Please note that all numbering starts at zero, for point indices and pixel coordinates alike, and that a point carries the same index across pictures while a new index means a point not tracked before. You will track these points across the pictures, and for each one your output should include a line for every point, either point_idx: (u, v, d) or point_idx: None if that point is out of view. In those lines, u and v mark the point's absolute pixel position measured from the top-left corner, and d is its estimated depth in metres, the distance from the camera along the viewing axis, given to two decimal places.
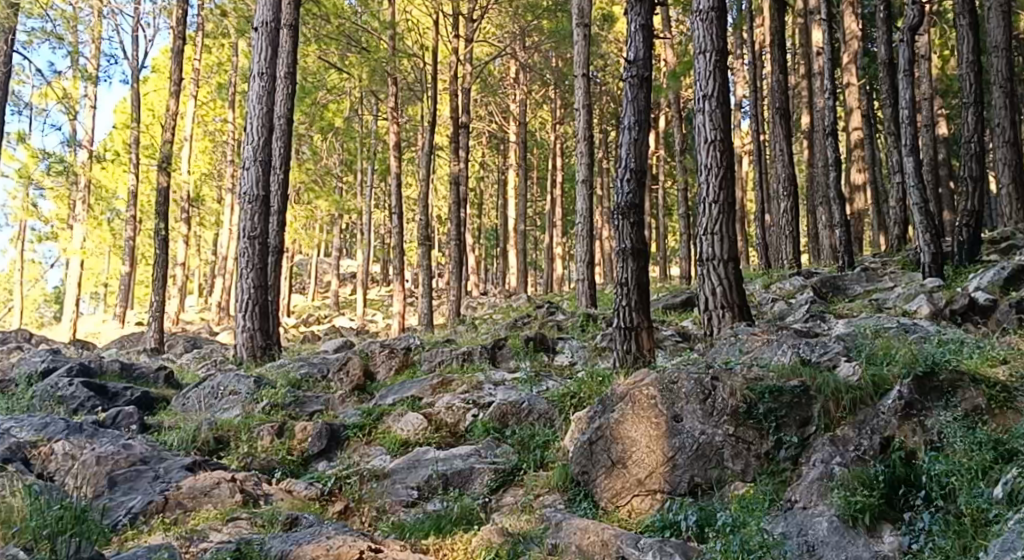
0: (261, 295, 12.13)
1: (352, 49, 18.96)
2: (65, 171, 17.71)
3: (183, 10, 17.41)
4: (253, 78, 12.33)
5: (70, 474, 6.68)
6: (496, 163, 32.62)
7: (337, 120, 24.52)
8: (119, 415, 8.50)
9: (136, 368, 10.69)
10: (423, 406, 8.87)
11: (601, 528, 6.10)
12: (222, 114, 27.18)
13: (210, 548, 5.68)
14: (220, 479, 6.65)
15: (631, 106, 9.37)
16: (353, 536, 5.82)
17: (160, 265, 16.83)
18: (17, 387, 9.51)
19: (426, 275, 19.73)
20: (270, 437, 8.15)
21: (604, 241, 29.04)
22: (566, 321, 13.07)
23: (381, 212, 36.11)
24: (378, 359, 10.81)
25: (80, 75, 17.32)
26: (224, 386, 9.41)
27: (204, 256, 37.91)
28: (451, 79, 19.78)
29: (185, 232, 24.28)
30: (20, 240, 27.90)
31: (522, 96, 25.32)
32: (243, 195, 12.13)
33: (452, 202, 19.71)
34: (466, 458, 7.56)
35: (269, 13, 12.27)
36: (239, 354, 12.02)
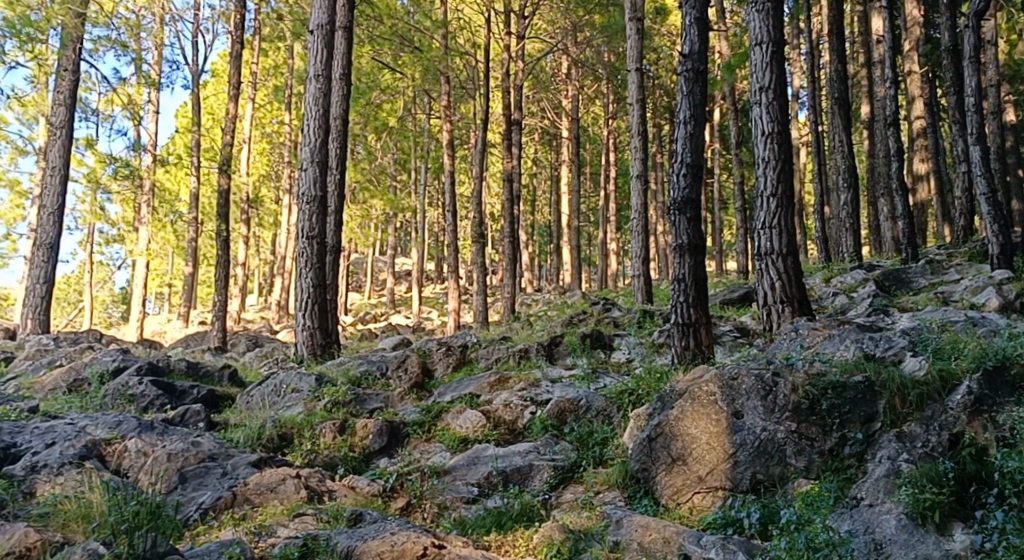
0: (320, 294, 12.30)
1: (405, 49, 19.17)
2: (130, 175, 18.21)
3: (240, 15, 17.70)
4: (309, 80, 12.54)
5: (142, 470, 6.85)
6: (549, 159, 32.63)
7: (392, 119, 24.77)
8: (187, 412, 8.71)
9: (202, 366, 10.93)
10: (481, 404, 8.94)
11: (663, 525, 6.08)
12: (278, 116, 27.91)
13: (278, 543, 5.80)
14: (286, 475, 6.80)
15: (687, 100, 9.25)
16: (416, 533, 5.87)
17: (222, 265, 17.20)
18: (90, 386, 9.79)
19: (481, 273, 19.75)
20: (332, 434, 8.27)
21: (659, 236, 28.85)
22: (622, 317, 13.03)
23: (435, 210, 36.38)
24: (435, 356, 10.90)
25: (143, 81, 17.71)
26: (287, 384, 9.58)
27: (263, 256, 38.59)
28: (503, 77, 19.82)
29: (245, 233, 24.72)
30: (89, 243, 28.72)
31: (575, 92, 25.26)
32: (301, 196, 12.32)
33: (507, 199, 19.74)
34: (526, 455, 7.60)
35: (324, 16, 12.46)
36: (300, 353, 12.21)
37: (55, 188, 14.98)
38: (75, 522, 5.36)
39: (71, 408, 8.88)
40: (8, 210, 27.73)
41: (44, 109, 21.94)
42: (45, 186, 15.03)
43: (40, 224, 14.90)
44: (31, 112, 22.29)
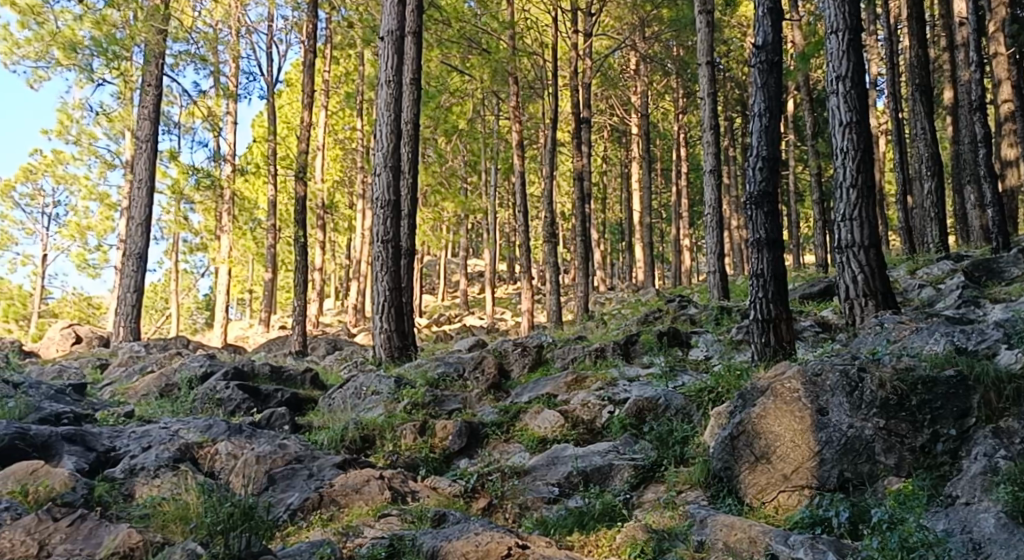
0: (395, 297, 12.47)
1: (474, 51, 19.33)
2: (211, 185, 18.76)
3: (313, 25, 18.04)
4: (380, 86, 12.72)
5: (233, 472, 7.03)
6: (619, 157, 32.48)
7: (461, 122, 24.94)
8: (272, 416, 8.90)
9: (285, 370, 11.19)
10: (559, 403, 8.93)
11: (748, 525, 5.99)
12: (351, 123, 28.41)
13: (366, 544, 5.90)
14: (370, 476, 6.91)
15: (761, 92, 9.07)
16: (500, 533, 5.90)
17: (300, 270, 17.59)
18: (180, 391, 10.10)
19: (554, 272, 19.72)
20: (413, 436, 8.38)
21: (734, 231, 28.40)
22: (698, 314, 12.88)
23: (506, 210, 36.51)
24: (512, 357, 10.94)
25: (222, 93, 18.22)
26: (367, 386, 9.74)
27: (339, 260, 39.33)
28: (571, 75, 19.74)
29: (321, 238, 25.20)
30: (174, 252, 29.66)
31: (644, 88, 25.07)
32: (375, 201, 12.51)
33: (578, 197, 19.70)
34: (605, 454, 7.57)
35: (394, 22, 12.64)
36: (378, 355, 12.40)
37: (142, 200, 15.51)
38: (174, 523, 5.53)
39: (163, 412, 9.19)
40: (97, 222, 28.84)
41: (130, 124, 22.74)
42: (133, 198, 15.59)
43: (129, 235, 15.47)
44: (117, 127, 23.14)
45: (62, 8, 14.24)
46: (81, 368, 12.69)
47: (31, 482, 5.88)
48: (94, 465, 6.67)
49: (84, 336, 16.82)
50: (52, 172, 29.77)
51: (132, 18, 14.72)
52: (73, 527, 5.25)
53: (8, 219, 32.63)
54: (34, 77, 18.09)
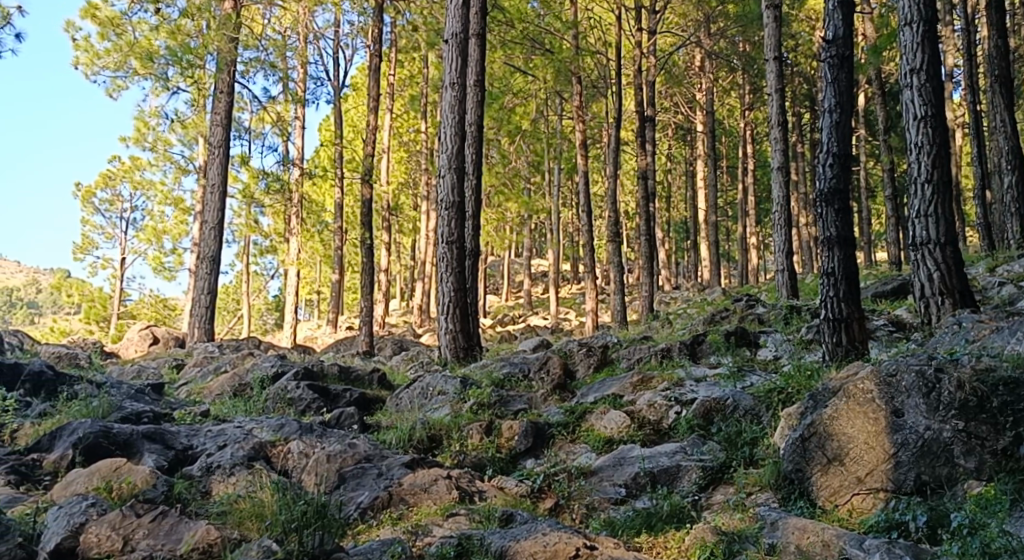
0: (460, 298, 12.55)
1: (537, 52, 19.37)
2: (281, 189, 19.14)
3: (378, 29, 18.28)
4: (445, 89, 12.84)
5: (305, 471, 7.16)
6: (684, 155, 32.18)
7: (525, 122, 25.01)
8: (342, 415, 9.05)
9: (353, 371, 11.36)
10: (625, 404, 8.88)
11: (821, 528, 5.88)
12: (416, 125, 28.73)
13: (435, 542, 5.96)
14: (438, 476, 6.97)
15: (832, 87, 8.86)
16: (568, 533, 5.88)
17: (367, 271, 17.82)
18: (253, 391, 10.32)
19: (618, 272, 19.61)
20: (479, 436, 8.42)
21: (802, 228, 27.87)
22: (767, 313, 12.68)
23: (570, 210, 36.48)
24: (577, 357, 10.92)
25: (290, 98, 18.60)
26: (433, 386, 9.83)
27: (404, 261, 39.73)
28: (634, 73, 19.63)
29: (387, 240, 25.51)
30: (245, 254, 30.33)
31: (710, 86, 24.81)
32: (440, 202, 12.61)
33: (643, 196, 19.55)
34: (673, 455, 7.51)
35: (458, 25, 12.74)
36: (444, 355, 12.49)
37: (215, 205, 15.92)
38: (250, 520, 5.67)
39: (237, 411, 9.41)
40: (172, 226, 29.68)
41: (203, 131, 23.35)
42: (206, 203, 16.01)
43: (203, 238, 15.90)
44: (191, 133, 23.81)
45: (139, 20, 14.84)
46: (159, 368, 13.08)
47: (115, 478, 6.07)
48: (173, 463, 6.87)
49: (161, 337, 17.33)
50: (130, 178, 30.76)
51: (205, 27, 15.02)
52: (155, 522, 5.41)
53: (89, 224, 33.82)
54: (112, 87, 18.73)
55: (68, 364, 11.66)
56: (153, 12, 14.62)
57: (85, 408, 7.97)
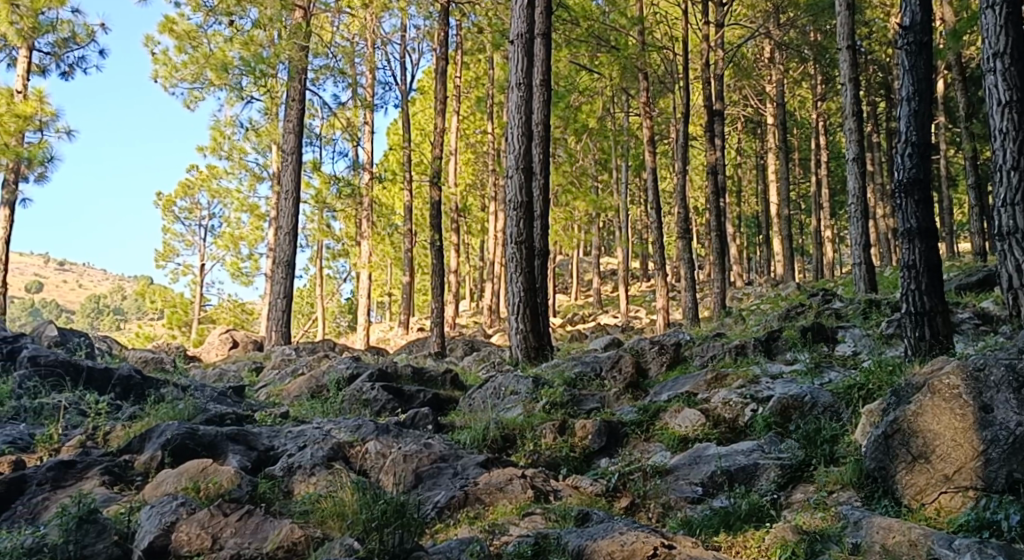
0: (530, 297, 12.57)
1: (602, 49, 19.28)
2: (351, 193, 19.46)
3: (444, 32, 18.44)
4: (511, 90, 12.89)
5: (383, 471, 7.26)
6: (754, 149, 31.68)
7: (591, 120, 24.93)
8: (416, 416, 9.11)
9: (426, 372, 11.46)
10: (699, 402, 8.78)
11: (907, 527, 5.72)
12: (482, 127, 28.89)
13: (512, 541, 5.98)
14: (513, 475, 7.00)
15: (910, 76, 8.56)
16: (645, 532, 5.82)
17: (437, 272, 17.97)
18: (329, 392, 10.51)
19: (689, 269, 19.37)
20: (552, 435, 8.42)
21: (880, 220, 27.13)
22: (844, 308, 12.38)
23: (638, 208, 36.25)
24: (649, 356, 10.82)
25: (359, 104, 18.90)
26: (506, 386, 9.86)
27: (474, 262, 39.98)
28: (701, 68, 19.40)
29: (455, 241, 25.71)
30: (318, 258, 30.87)
31: (780, 77, 24.37)
32: (508, 203, 12.65)
33: (713, 191, 19.29)
34: (750, 454, 7.38)
35: (523, 25, 12.77)
36: (515, 355, 12.53)
37: (289, 211, 16.27)
38: (332, 519, 5.78)
39: (315, 412, 9.61)
40: (248, 232, 30.43)
41: (276, 138, 23.85)
42: (281, 209, 16.38)
43: (278, 244, 16.25)
44: (264, 141, 24.37)
45: (214, 32, 15.26)
46: (239, 371, 13.42)
47: (202, 478, 6.24)
48: (256, 464, 7.05)
49: (240, 340, 17.77)
50: (207, 186, 31.63)
51: (276, 37, 15.37)
52: (242, 521, 5.54)
53: (170, 232, 34.92)
54: (189, 98, 19.29)
55: (154, 368, 12.05)
56: (227, 23, 15.01)
57: (171, 410, 8.22)
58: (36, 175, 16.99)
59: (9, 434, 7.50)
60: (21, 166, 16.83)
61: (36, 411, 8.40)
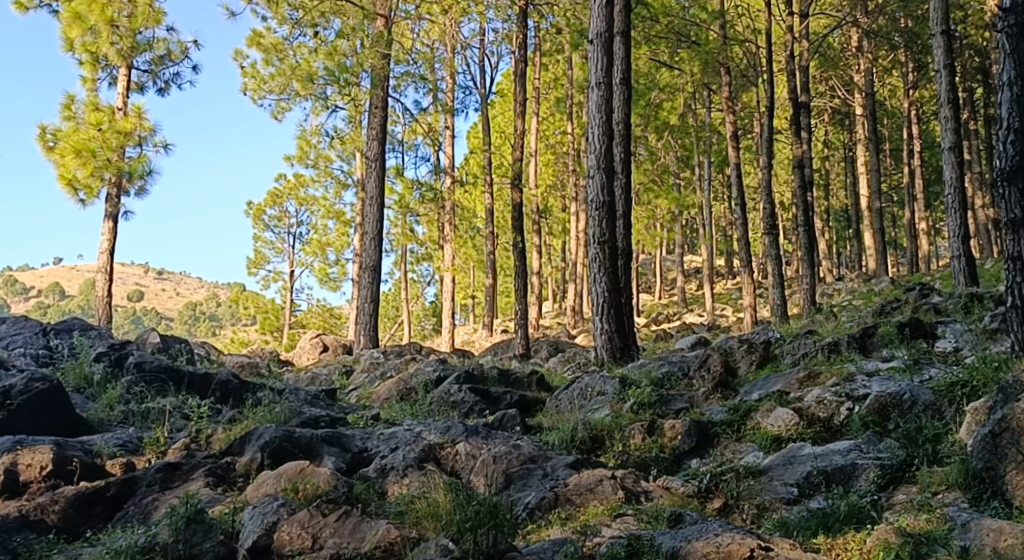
0: (615, 297, 12.47)
1: (683, 45, 19.02)
2: (434, 198, 19.69)
3: (522, 34, 18.48)
4: (591, 89, 12.83)
5: (473, 472, 7.30)
6: (842, 141, 30.82)
7: (673, 117, 24.63)
8: (504, 417, 9.13)
9: (512, 374, 11.49)
10: (792, 401, 8.58)
11: (1020, 530, 5.48)
12: (562, 127, 28.87)
13: (604, 542, 5.93)
14: (603, 476, 6.94)
15: (1012, 59, 8.16)
16: (742, 534, 5.71)
17: (520, 274, 18.01)
18: (418, 394, 10.65)
19: (776, 265, 18.95)
20: (641, 436, 8.33)
21: (978, 211, 26.08)
22: (944, 302, 11.94)
23: (723, 204, 35.66)
24: (738, 354, 10.62)
25: (440, 109, 19.11)
26: (593, 387, 9.81)
27: (556, 263, 39.96)
28: (786, 60, 18.96)
29: (537, 242, 25.74)
30: (402, 262, 31.31)
31: (869, 66, 23.64)
32: (590, 203, 12.58)
33: (801, 185, 18.84)
34: (847, 453, 7.17)
35: (602, 25, 12.72)
36: (601, 355, 12.47)
37: (373, 217, 16.53)
38: (426, 520, 5.83)
39: (404, 414, 9.74)
40: (335, 238, 31.07)
41: (359, 146, 24.31)
42: (366, 215, 16.66)
43: (364, 249, 16.55)
44: (349, 149, 24.87)
45: (299, 44, 15.63)
46: (330, 375, 13.70)
47: (300, 479, 6.39)
48: (351, 465, 7.19)
49: (330, 344, 18.13)
50: (295, 195, 32.47)
51: (359, 46, 15.60)
52: (340, 522, 5.64)
53: (261, 240, 35.94)
54: (277, 109, 19.81)
55: (250, 373, 12.40)
56: (311, 35, 15.35)
57: (268, 413, 8.44)
58: (136, 189, 17.67)
59: (120, 437, 7.81)
60: (123, 180, 17.49)
61: (144, 415, 8.75)
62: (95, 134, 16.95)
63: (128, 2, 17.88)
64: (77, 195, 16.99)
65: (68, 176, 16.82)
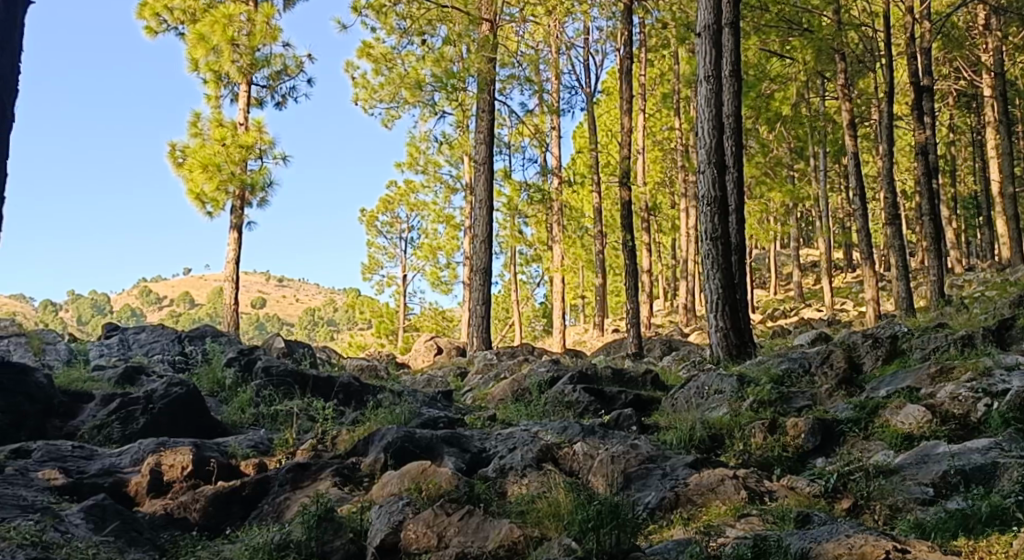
0: (729, 294, 12.20)
1: (795, 33, 18.51)
2: (542, 198, 19.75)
3: (628, 31, 18.28)
4: (700, 83, 12.63)
5: (591, 471, 7.25)
6: (970, 124, 29.38)
7: (785, 108, 24.02)
8: (619, 417, 9.05)
9: (626, 373, 11.39)
10: (923, 397, 8.22)
11: None
12: (669, 123, 28.85)
13: (729, 543, 5.77)
14: (724, 475, 6.79)
15: None
16: (875, 535, 5.49)
17: (631, 272, 17.89)
18: (532, 394, 10.69)
19: (900, 257, 18.17)
20: (762, 434, 8.11)
21: None
22: None
23: (840, 195, 34.51)
24: (862, 350, 10.23)
25: (546, 111, 19.19)
26: (710, 386, 9.61)
27: (667, 261, 39.51)
28: (906, 43, 18.22)
29: (647, 240, 25.47)
30: (512, 264, 31.51)
31: (997, 45, 22.46)
32: (701, 199, 12.36)
33: (925, 172, 18.04)
34: (986, 452, 6.80)
35: (710, 17, 12.52)
36: (715, 353, 12.20)
37: (482, 220, 16.71)
38: (548, 520, 5.84)
39: (519, 415, 9.78)
40: (445, 242, 31.58)
41: (467, 150, 24.65)
42: (475, 217, 16.85)
43: (474, 251, 16.75)
44: (458, 153, 25.29)
45: (408, 52, 15.97)
46: (446, 376, 13.93)
47: (423, 479, 6.50)
48: (471, 465, 7.27)
49: (444, 346, 18.42)
50: (406, 201, 33.17)
51: (465, 51, 15.79)
52: (463, 521, 5.69)
53: (375, 246, 36.87)
54: (387, 117, 20.31)
55: (370, 376, 12.74)
56: (419, 43, 15.68)
57: (390, 414, 8.65)
58: (258, 200, 18.37)
59: (252, 438, 8.13)
60: (246, 193, 18.23)
61: (272, 417, 9.09)
62: (220, 149, 17.75)
63: (247, 21, 18.63)
64: (204, 208, 17.81)
65: (196, 191, 17.68)
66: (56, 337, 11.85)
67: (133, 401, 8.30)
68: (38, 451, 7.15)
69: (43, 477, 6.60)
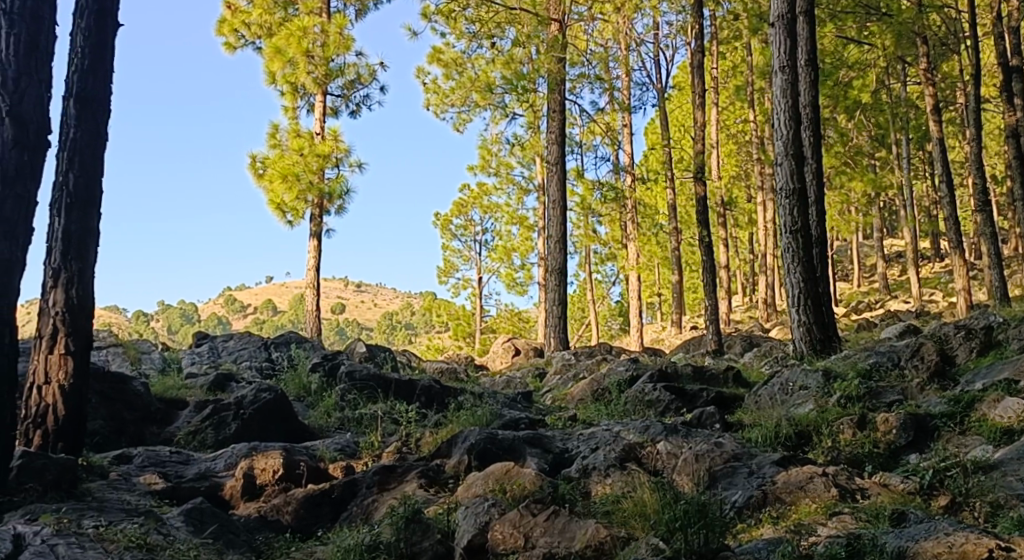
0: (812, 287, 11.91)
1: (873, 18, 18.01)
2: (615, 197, 19.64)
3: (699, 23, 18.03)
4: (775, 74, 12.33)
5: (676, 471, 7.17)
6: None
7: (864, 95, 23.37)
8: (702, 415, 8.92)
9: (707, 370, 11.22)
10: (1022, 390, 7.92)
11: None
12: (743, 115, 28.40)
13: (821, 542, 5.63)
14: (813, 473, 6.64)
15: None
16: (976, 533, 5.28)
17: (708, 267, 17.62)
18: (613, 394, 10.62)
19: (992, 244, 17.46)
20: (852, 431, 7.90)
21: None
22: None
23: (925, 182, 33.40)
24: (954, 342, 9.89)
25: (617, 108, 19.08)
26: (794, 382, 9.39)
27: (745, 256, 38.85)
28: (992, 22, 17.49)
29: (722, 235, 25.05)
30: (587, 263, 31.37)
31: None
32: (780, 191, 12.10)
33: (1017, 155, 17.31)
34: None
35: (783, 6, 12.26)
36: (799, 349, 11.91)
37: (556, 220, 16.69)
38: (634, 520, 5.80)
39: (600, 414, 9.74)
40: (519, 243, 31.64)
41: (539, 151, 24.69)
42: (548, 218, 16.84)
43: (548, 252, 16.73)
44: (530, 154, 25.33)
45: (477, 56, 16.04)
46: (526, 377, 13.95)
47: (507, 480, 6.53)
48: (554, 466, 7.27)
49: (521, 347, 18.43)
50: (480, 204, 33.36)
51: (534, 52, 15.75)
52: (549, 522, 5.69)
53: (449, 249, 37.18)
54: (458, 122, 20.50)
55: (450, 378, 12.84)
56: (489, 46, 15.75)
57: (472, 416, 8.71)
58: (336, 208, 18.70)
59: (339, 441, 8.29)
60: (323, 202, 18.59)
61: (358, 421, 9.24)
62: (298, 159, 18.15)
63: (320, 32, 18.96)
64: (285, 218, 18.24)
65: (277, 201, 18.12)
66: (151, 347, 12.29)
67: (225, 407, 8.55)
68: (139, 456, 7.43)
69: (144, 482, 6.87)
